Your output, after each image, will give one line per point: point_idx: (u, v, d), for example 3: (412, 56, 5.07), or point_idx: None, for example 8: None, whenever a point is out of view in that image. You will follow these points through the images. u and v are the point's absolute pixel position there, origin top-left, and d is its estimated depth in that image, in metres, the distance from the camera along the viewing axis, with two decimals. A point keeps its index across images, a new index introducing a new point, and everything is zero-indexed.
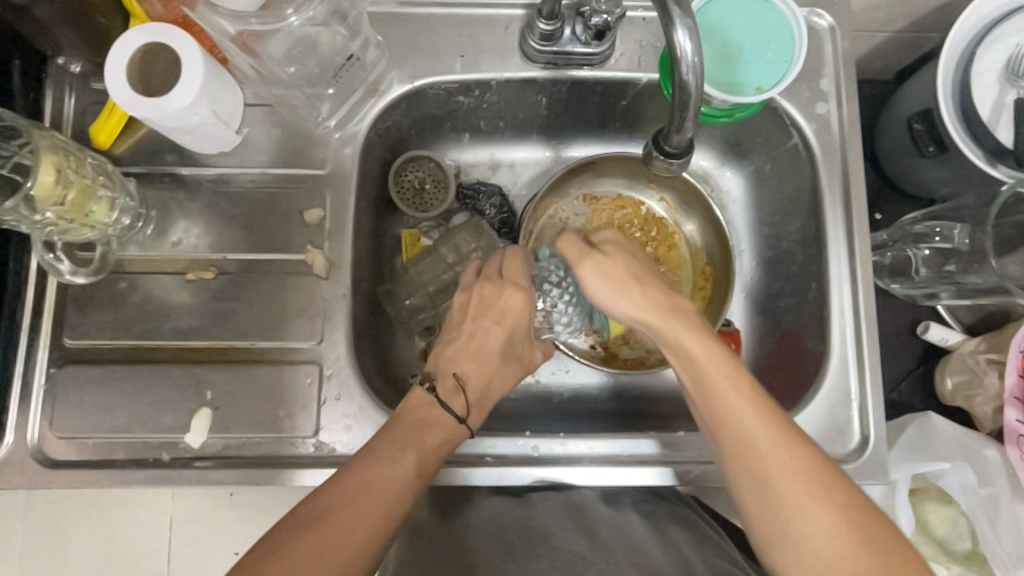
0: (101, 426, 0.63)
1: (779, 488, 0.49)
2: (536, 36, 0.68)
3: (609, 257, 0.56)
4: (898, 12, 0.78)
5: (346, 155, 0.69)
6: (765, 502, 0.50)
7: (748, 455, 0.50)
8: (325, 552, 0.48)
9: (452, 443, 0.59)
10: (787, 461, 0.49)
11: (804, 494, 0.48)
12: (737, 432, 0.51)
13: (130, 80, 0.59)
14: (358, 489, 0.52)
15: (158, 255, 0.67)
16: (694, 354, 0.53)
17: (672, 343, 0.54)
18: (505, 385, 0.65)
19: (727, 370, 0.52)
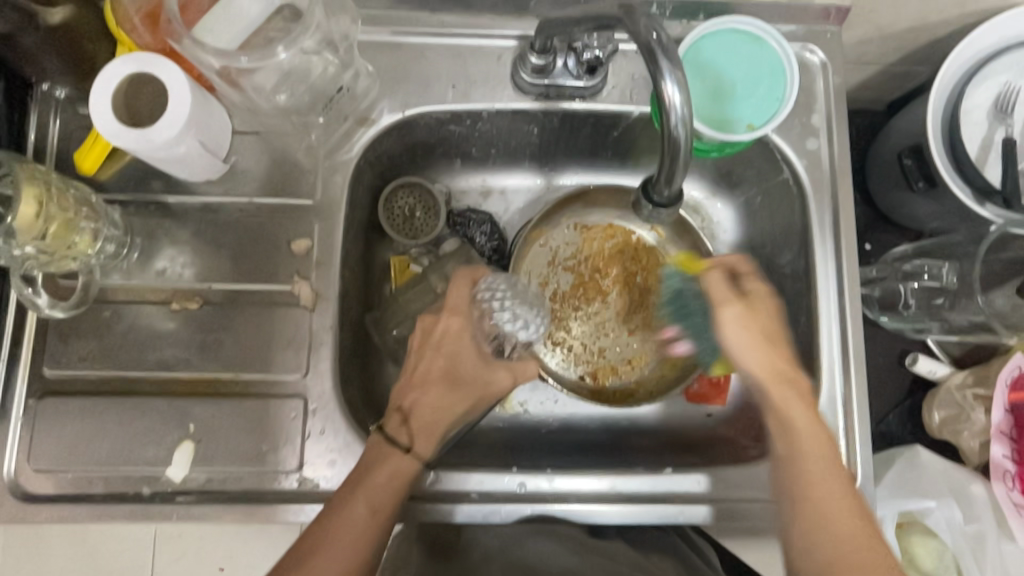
0: (80, 459, 0.62)
1: (855, 562, 0.48)
2: (528, 69, 0.68)
3: (754, 309, 0.56)
4: (889, 46, 0.79)
5: (335, 185, 0.69)
6: (835, 573, 0.48)
7: (826, 526, 0.50)
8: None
9: (396, 477, 0.57)
10: (873, 554, 0.48)
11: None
12: (825, 505, 0.51)
13: (116, 110, 0.58)
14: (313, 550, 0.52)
15: (142, 284, 0.66)
16: (797, 414, 0.54)
17: (780, 399, 0.55)
18: (457, 409, 0.61)
19: (822, 440, 0.54)
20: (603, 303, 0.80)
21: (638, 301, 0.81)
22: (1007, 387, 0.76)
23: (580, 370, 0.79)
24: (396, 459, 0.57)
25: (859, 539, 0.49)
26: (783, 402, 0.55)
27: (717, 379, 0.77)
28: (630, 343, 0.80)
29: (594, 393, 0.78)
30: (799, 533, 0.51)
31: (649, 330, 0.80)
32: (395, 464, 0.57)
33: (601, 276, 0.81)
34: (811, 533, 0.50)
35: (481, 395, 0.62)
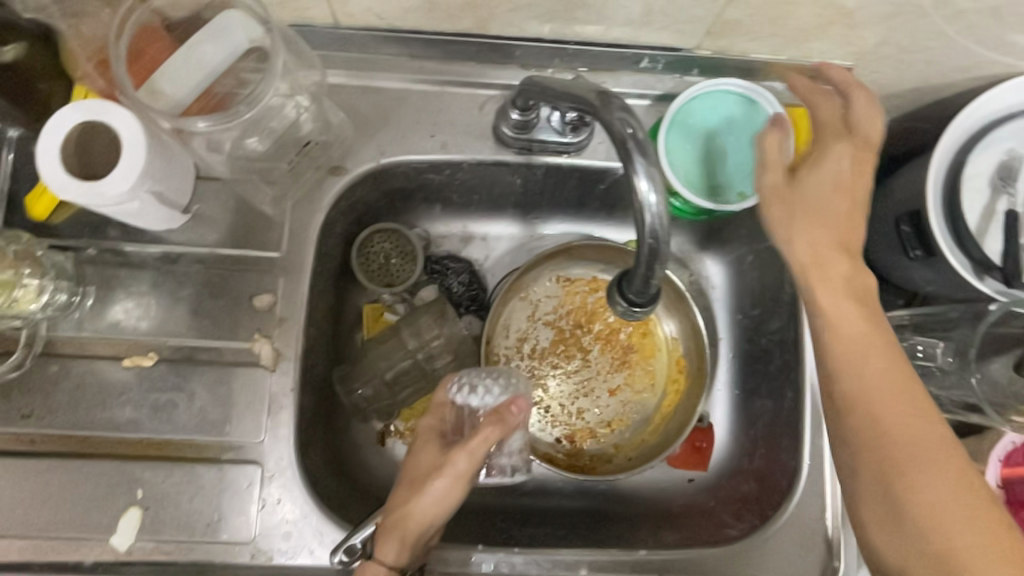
0: (19, 525, 0.59)
1: (912, 450, 0.49)
2: (510, 123, 0.65)
3: (811, 171, 0.56)
4: (891, 104, 0.75)
5: (303, 237, 0.65)
6: (891, 492, 0.49)
7: (891, 422, 0.50)
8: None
9: None
10: (932, 444, 0.49)
11: (962, 484, 0.48)
12: (918, 393, 0.51)
13: (65, 161, 0.55)
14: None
15: (94, 337, 0.62)
16: (846, 312, 0.53)
17: (823, 295, 0.53)
18: (418, 507, 0.56)
19: (874, 330, 0.52)
20: (584, 361, 0.77)
21: (621, 359, 0.77)
22: (1000, 463, 0.72)
23: (558, 431, 0.75)
24: (369, 567, 0.56)
25: (935, 429, 0.50)
26: (825, 278, 0.53)
27: (698, 444, 0.75)
28: (610, 403, 0.76)
29: (570, 457, 0.75)
30: (851, 432, 0.51)
31: (631, 390, 0.77)
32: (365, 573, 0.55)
33: (583, 332, 0.77)
34: (909, 435, 0.49)
35: (445, 487, 0.56)
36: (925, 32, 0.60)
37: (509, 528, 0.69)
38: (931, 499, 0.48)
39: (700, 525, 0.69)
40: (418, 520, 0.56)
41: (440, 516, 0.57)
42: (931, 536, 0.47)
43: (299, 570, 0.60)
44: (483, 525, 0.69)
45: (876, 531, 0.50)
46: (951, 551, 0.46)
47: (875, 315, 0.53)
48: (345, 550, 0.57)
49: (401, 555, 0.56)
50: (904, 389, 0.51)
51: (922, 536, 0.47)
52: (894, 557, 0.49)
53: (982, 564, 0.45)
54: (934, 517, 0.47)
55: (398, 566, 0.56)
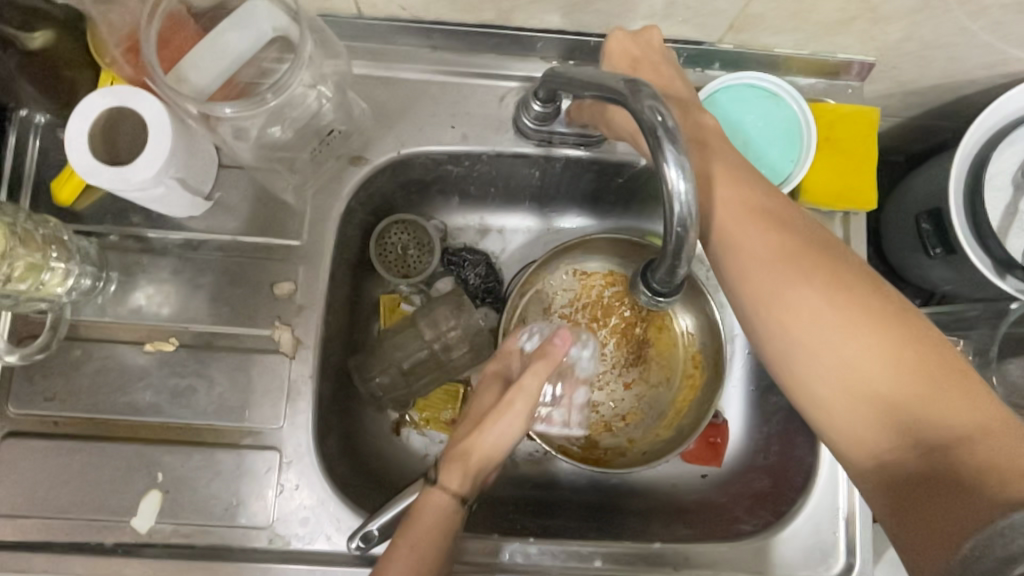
0: (41, 506, 0.59)
1: (842, 332, 0.46)
2: (531, 115, 0.65)
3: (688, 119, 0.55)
4: (912, 101, 0.75)
5: (323, 226, 0.66)
6: (840, 387, 0.46)
7: (803, 313, 0.47)
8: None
9: (432, 513, 0.55)
10: (852, 314, 0.46)
11: (893, 346, 0.45)
12: (831, 274, 0.47)
13: (92, 147, 0.55)
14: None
15: (116, 322, 0.63)
16: (731, 216, 0.51)
17: (728, 219, 0.51)
18: (482, 437, 0.58)
19: (763, 229, 0.50)
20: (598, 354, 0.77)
21: (635, 353, 0.77)
22: None
23: (571, 424, 0.75)
24: (432, 493, 0.56)
25: (851, 295, 0.46)
26: (729, 189, 0.52)
27: (713, 440, 0.74)
28: (624, 397, 0.76)
29: (585, 451, 0.74)
30: (775, 343, 0.49)
31: (645, 384, 0.77)
32: (431, 497, 0.55)
33: (598, 326, 0.77)
34: (841, 334, 0.46)
35: (506, 415, 0.58)
36: (950, 28, 0.60)
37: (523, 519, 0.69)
38: (858, 368, 0.45)
39: (714, 520, 0.69)
40: (481, 451, 0.58)
41: (500, 446, 0.58)
42: (872, 405, 0.45)
43: (315, 556, 0.61)
44: (497, 516, 0.69)
45: (834, 426, 0.47)
46: (906, 411, 0.44)
47: (756, 212, 0.51)
48: (362, 536, 0.57)
49: (464, 482, 0.57)
50: (822, 271, 0.48)
51: (867, 410, 0.45)
52: (856, 445, 0.46)
53: (956, 422, 0.42)
54: (870, 390, 0.45)
55: (461, 494, 0.57)
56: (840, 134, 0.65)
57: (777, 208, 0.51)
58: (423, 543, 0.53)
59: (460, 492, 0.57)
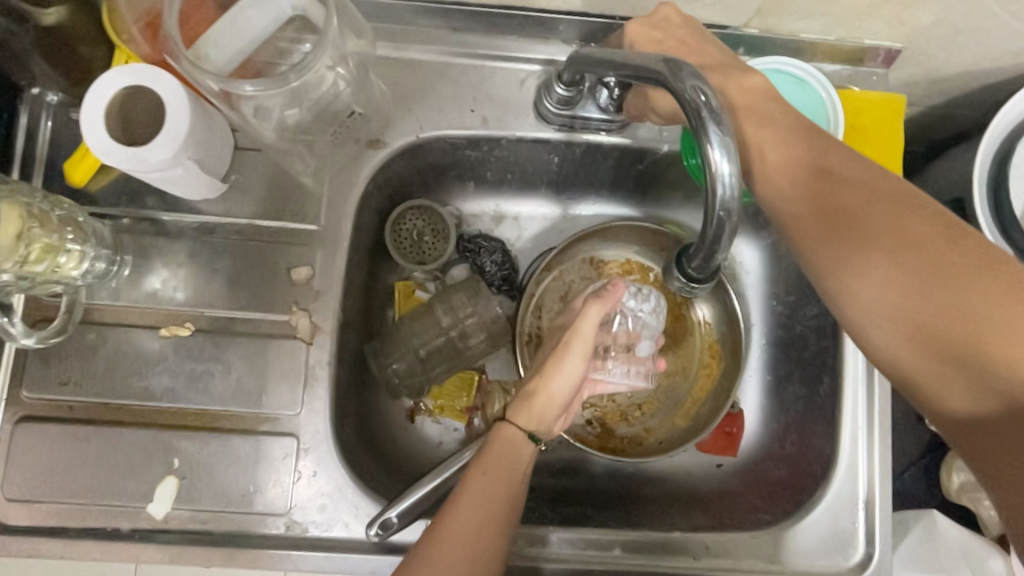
0: (56, 491, 0.59)
1: (902, 289, 0.44)
2: (553, 99, 0.64)
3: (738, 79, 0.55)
4: (934, 89, 0.74)
5: (340, 210, 0.65)
6: (905, 343, 0.45)
7: (874, 270, 0.46)
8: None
9: (501, 444, 0.57)
10: (929, 262, 0.44)
11: (981, 291, 0.42)
12: (902, 223, 0.45)
13: (108, 126, 0.54)
14: (455, 501, 0.53)
15: (131, 305, 0.62)
16: (787, 183, 0.51)
17: (781, 182, 0.51)
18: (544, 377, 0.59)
19: (821, 189, 0.49)
20: None
21: None
22: None
23: (588, 413, 0.75)
24: (502, 429, 0.57)
25: (922, 244, 0.44)
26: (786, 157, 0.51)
27: (729, 430, 0.74)
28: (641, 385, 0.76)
29: (600, 439, 0.74)
30: (838, 302, 0.48)
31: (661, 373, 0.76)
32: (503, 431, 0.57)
33: None
34: (906, 288, 0.44)
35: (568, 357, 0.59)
36: (981, 13, 0.59)
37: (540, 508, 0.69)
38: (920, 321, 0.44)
39: (732, 509, 0.69)
40: (545, 390, 0.59)
41: (565, 389, 0.59)
42: (960, 353, 0.42)
43: (334, 543, 0.60)
44: None
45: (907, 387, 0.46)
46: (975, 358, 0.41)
47: (816, 172, 0.50)
48: (381, 523, 0.57)
49: (532, 420, 0.58)
50: (888, 226, 0.46)
51: (952, 359, 0.42)
52: (942, 398, 0.44)
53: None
54: (956, 337, 0.42)
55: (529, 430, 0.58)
56: (864, 122, 0.64)
57: (837, 163, 0.49)
58: (497, 473, 0.55)
59: (529, 426, 0.58)
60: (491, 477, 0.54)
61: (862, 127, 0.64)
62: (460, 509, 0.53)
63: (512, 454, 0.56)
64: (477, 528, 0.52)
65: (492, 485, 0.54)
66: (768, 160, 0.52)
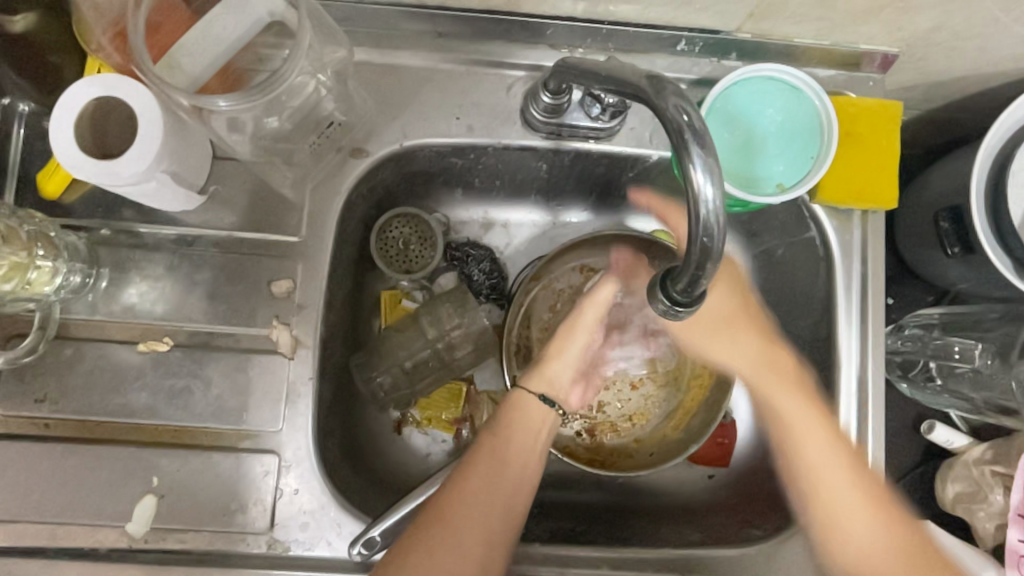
0: (32, 511, 0.58)
1: (837, 485, 0.55)
2: (540, 107, 0.62)
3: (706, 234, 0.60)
4: (933, 94, 0.72)
5: (323, 221, 0.63)
6: (830, 506, 0.55)
7: (817, 452, 0.56)
8: (454, 539, 0.52)
9: (518, 408, 0.58)
10: (841, 467, 0.55)
11: (858, 491, 0.55)
12: (853, 470, 0.56)
13: (80, 138, 0.52)
14: (473, 460, 0.55)
15: (108, 320, 0.61)
16: (744, 336, 0.58)
17: (739, 340, 0.58)
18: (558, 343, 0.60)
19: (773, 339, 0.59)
20: None
21: None
22: None
23: (577, 425, 0.74)
24: (515, 396, 0.59)
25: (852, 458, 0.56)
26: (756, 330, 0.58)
27: (722, 440, 0.73)
28: (631, 396, 0.74)
29: (590, 452, 0.73)
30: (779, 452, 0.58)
31: (652, 383, 0.74)
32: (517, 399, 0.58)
33: None
34: (872, 528, 0.55)
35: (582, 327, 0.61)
36: (980, 18, 0.57)
37: (529, 522, 0.68)
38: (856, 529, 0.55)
39: (723, 523, 0.68)
40: (557, 355, 0.60)
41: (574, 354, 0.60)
42: (837, 526, 0.55)
43: (317, 562, 0.59)
44: None
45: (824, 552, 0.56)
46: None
47: (764, 332, 0.59)
48: (364, 542, 0.56)
49: (544, 383, 0.59)
50: (834, 445, 0.56)
51: (830, 538, 0.55)
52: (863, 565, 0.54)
53: None
54: (836, 516, 0.55)
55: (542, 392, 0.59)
56: (861, 129, 0.62)
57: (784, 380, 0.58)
58: (514, 437, 0.57)
59: (542, 389, 0.59)
60: (507, 439, 0.56)
61: (858, 134, 0.62)
62: (477, 469, 0.55)
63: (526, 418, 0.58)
64: (493, 497, 0.54)
65: (508, 447, 0.56)
66: (711, 307, 0.57)
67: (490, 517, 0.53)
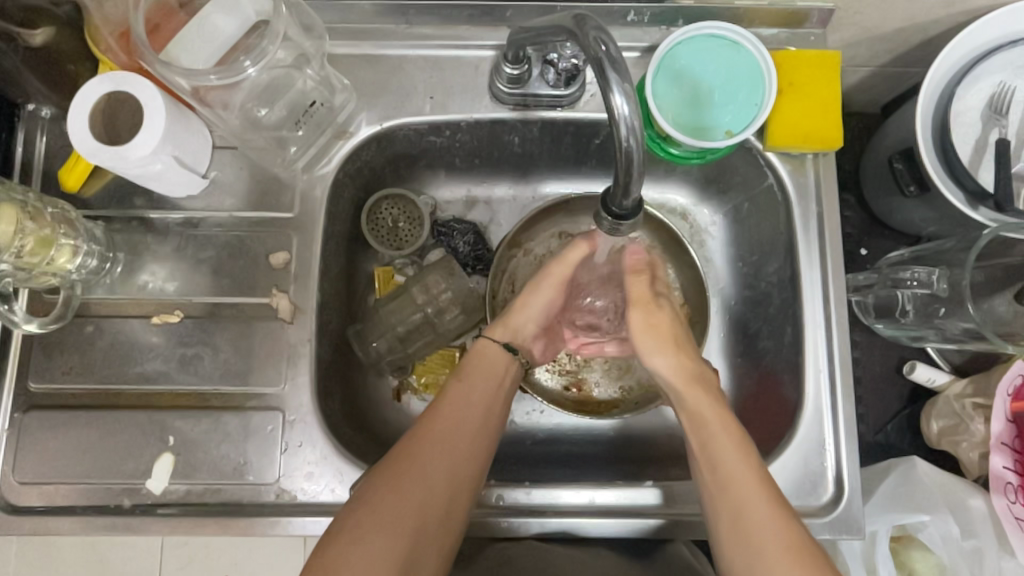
0: (63, 472, 0.63)
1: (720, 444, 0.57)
2: (504, 79, 0.68)
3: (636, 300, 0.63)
4: (878, 49, 0.76)
5: (314, 198, 0.69)
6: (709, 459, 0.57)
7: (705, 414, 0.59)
8: (421, 473, 0.55)
9: (484, 357, 0.64)
10: (744, 475, 0.55)
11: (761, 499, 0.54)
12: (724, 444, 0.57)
13: (92, 129, 0.59)
14: (440, 410, 0.59)
15: (125, 298, 0.67)
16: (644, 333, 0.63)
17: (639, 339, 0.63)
18: (534, 308, 0.67)
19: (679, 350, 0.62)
20: None
21: None
22: (1009, 398, 0.72)
23: (566, 380, 0.78)
24: (480, 344, 0.65)
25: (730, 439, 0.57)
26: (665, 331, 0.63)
27: None
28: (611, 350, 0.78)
29: (578, 403, 0.77)
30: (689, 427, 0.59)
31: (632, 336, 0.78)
32: (484, 351, 0.65)
33: None
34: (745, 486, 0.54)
35: (545, 294, 0.67)
36: None
37: (524, 471, 0.72)
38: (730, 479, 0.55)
39: None
40: (524, 313, 0.67)
41: (539, 311, 0.67)
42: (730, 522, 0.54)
43: (321, 508, 0.63)
44: (498, 470, 0.72)
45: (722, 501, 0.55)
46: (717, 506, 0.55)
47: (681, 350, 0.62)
48: None
49: (509, 333, 0.66)
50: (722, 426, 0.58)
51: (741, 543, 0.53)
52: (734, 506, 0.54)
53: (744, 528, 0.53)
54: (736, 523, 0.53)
55: (507, 341, 0.66)
56: (804, 78, 0.67)
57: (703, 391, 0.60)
58: (478, 392, 0.61)
59: (506, 338, 0.66)
60: (468, 390, 0.61)
61: (801, 85, 0.67)
62: (437, 427, 0.58)
63: (490, 369, 0.64)
64: (460, 445, 0.58)
65: (464, 420, 0.59)
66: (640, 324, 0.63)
67: (467, 454, 0.58)
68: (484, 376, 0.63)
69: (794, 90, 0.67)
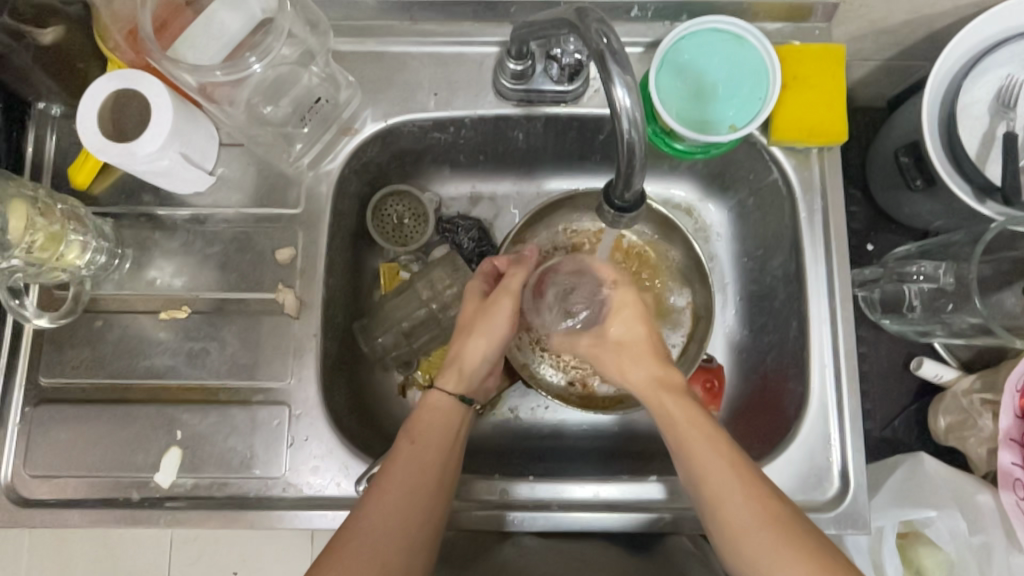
0: (72, 465, 0.64)
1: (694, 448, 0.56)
2: (508, 75, 0.69)
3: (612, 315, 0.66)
4: (885, 42, 0.76)
5: (320, 194, 0.70)
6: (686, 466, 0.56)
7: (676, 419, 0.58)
8: (374, 539, 0.53)
9: (434, 409, 0.62)
10: (724, 474, 0.54)
11: (756, 520, 0.52)
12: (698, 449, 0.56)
13: (100, 126, 0.60)
14: (388, 470, 0.57)
15: (133, 293, 0.68)
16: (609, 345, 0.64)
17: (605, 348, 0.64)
18: (479, 349, 0.65)
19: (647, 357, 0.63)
20: None
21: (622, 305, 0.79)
22: (1017, 393, 0.70)
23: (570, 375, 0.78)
24: (430, 396, 0.63)
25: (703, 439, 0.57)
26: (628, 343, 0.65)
27: (711, 384, 0.74)
28: None
29: (582, 400, 0.76)
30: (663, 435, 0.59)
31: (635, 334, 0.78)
32: (432, 400, 0.63)
33: None
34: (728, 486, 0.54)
35: (491, 330, 0.66)
36: None
37: (529, 466, 0.73)
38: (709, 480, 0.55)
39: None
40: (471, 358, 0.65)
41: (489, 350, 0.66)
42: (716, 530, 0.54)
43: (327, 502, 0.63)
44: (502, 466, 0.73)
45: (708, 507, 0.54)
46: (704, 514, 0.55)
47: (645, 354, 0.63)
48: (368, 479, 0.62)
49: (462, 382, 0.64)
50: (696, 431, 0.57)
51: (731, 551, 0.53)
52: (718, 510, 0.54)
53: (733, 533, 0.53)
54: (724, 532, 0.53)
55: (461, 393, 0.64)
56: (809, 71, 0.67)
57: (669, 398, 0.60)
58: (426, 444, 0.60)
59: (459, 388, 0.64)
60: (418, 446, 0.59)
61: (807, 78, 0.67)
62: (386, 488, 0.56)
63: (439, 421, 0.62)
64: (410, 502, 0.55)
65: (416, 474, 0.57)
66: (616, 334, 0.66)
67: (420, 512, 0.56)
68: (428, 428, 0.61)
69: (800, 84, 0.67)
